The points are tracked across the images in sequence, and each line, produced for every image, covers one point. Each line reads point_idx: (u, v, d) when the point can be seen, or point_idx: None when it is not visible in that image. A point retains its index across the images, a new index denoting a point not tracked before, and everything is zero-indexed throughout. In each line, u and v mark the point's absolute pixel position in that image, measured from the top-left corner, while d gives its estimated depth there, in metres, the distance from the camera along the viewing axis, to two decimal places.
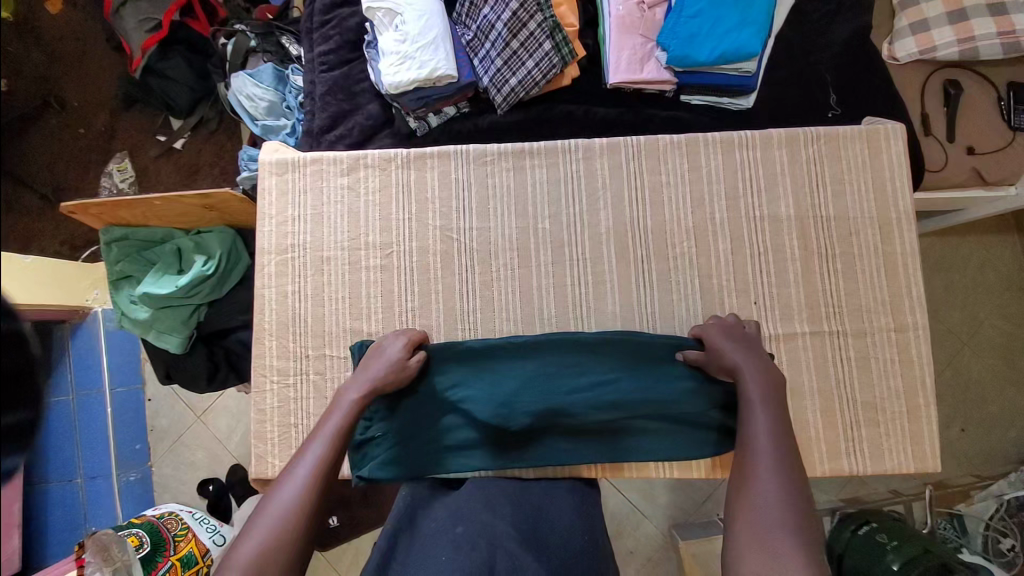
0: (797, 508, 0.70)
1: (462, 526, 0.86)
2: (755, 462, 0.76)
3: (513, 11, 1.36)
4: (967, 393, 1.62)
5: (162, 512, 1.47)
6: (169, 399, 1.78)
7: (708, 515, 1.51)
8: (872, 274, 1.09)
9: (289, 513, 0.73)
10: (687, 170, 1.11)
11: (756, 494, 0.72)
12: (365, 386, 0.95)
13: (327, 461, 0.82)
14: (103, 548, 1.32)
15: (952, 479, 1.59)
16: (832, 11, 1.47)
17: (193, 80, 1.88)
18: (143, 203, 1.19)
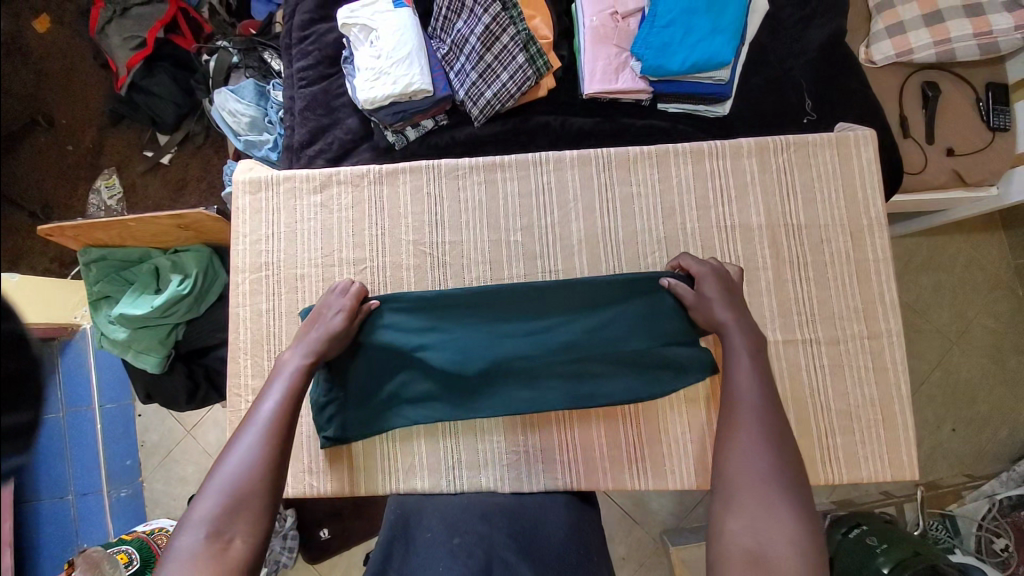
0: (781, 464, 0.77)
1: (458, 536, 0.91)
2: (741, 419, 0.82)
3: (486, 24, 1.36)
4: (957, 393, 1.61)
5: (151, 530, 1.53)
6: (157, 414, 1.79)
7: (698, 520, 1.50)
8: (844, 281, 1.08)
9: (247, 475, 0.77)
10: (658, 180, 1.10)
11: (743, 453, 0.79)
12: (308, 347, 0.97)
13: (282, 422, 0.85)
14: (94, 565, 1.31)
15: (944, 479, 1.57)
16: (806, 17, 1.47)
17: (179, 96, 1.89)
18: (118, 224, 1.19)
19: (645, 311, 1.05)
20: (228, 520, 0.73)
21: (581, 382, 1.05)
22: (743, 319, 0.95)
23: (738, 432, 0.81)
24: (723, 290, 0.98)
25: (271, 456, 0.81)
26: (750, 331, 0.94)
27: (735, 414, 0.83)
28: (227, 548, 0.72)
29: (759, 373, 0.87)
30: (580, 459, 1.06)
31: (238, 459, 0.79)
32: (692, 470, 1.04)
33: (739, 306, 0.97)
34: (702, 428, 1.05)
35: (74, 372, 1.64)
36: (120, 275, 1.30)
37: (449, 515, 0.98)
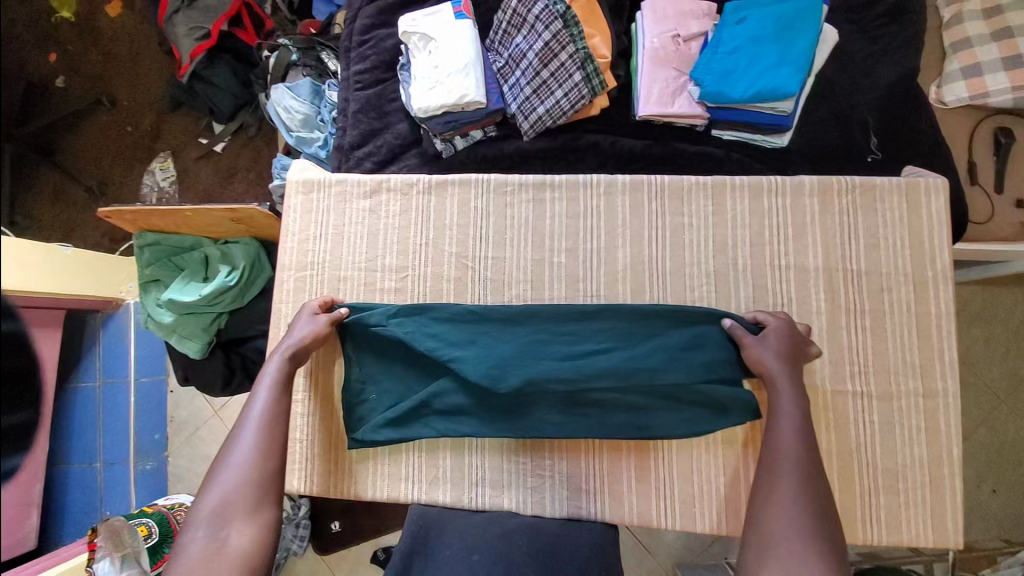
0: (815, 526, 0.77)
1: (478, 553, 0.91)
2: (778, 475, 0.82)
3: (545, 41, 1.35)
4: (1003, 454, 1.50)
5: (173, 504, 1.56)
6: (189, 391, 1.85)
7: (716, 558, 1.41)
8: (902, 334, 1.03)
9: (239, 478, 0.85)
10: (712, 212, 1.07)
11: (779, 509, 0.79)
12: (285, 350, 1.01)
13: (267, 425, 0.91)
14: (114, 534, 1.41)
15: (978, 543, 1.47)
16: (876, 52, 1.42)
17: (237, 88, 1.96)
18: (176, 213, 1.24)
19: (689, 342, 1.00)
20: (222, 521, 0.81)
21: (615, 413, 1.02)
22: (792, 370, 0.93)
23: (773, 489, 0.81)
24: (777, 339, 0.95)
25: (257, 459, 0.88)
26: (796, 383, 0.91)
27: (772, 471, 0.83)
28: (225, 545, 0.79)
29: (803, 432, 0.87)
30: (605, 491, 1.03)
31: (231, 464, 0.87)
32: (723, 516, 1.00)
33: (790, 356, 0.94)
34: (739, 473, 1.00)
35: (113, 345, 1.73)
36: (171, 260, 1.34)
37: (467, 531, 0.97)
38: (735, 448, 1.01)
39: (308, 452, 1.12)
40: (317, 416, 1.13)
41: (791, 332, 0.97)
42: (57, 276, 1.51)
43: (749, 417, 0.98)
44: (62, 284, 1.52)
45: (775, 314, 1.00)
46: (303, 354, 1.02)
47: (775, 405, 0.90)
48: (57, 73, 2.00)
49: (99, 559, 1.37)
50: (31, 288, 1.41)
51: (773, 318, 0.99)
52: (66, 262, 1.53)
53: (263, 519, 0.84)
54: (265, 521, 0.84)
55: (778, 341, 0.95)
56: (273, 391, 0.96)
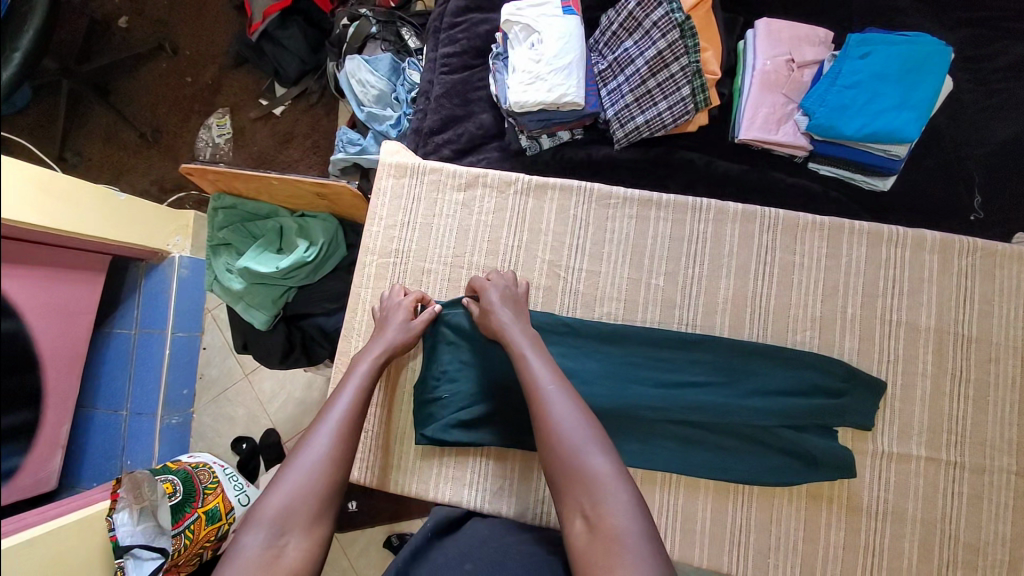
0: (587, 418, 0.77)
1: (470, 564, 0.84)
2: (535, 377, 0.83)
3: (659, 49, 1.30)
4: None
5: (197, 462, 1.49)
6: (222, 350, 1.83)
7: None
8: (1005, 409, 0.99)
9: (309, 483, 0.78)
10: (825, 255, 1.03)
11: (550, 403, 0.78)
12: (376, 351, 0.97)
13: (347, 431, 0.85)
14: (136, 485, 1.38)
15: None
16: (994, 106, 1.35)
17: (306, 53, 1.91)
18: (261, 179, 1.20)
19: (790, 386, 0.97)
20: (285, 527, 0.74)
21: (698, 450, 0.99)
22: (499, 300, 0.99)
23: (537, 386, 0.81)
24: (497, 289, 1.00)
25: (332, 466, 0.81)
26: (512, 309, 0.98)
27: (528, 373, 0.84)
28: (281, 555, 0.72)
29: (532, 344, 0.89)
30: (677, 529, 0.99)
31: (304, 464, 0.80)
32: (797, 571, 0.97)
33: (511, 301, 1.00)
34: (819, 530, 0.97)
35: (154, 298, 1.69)
36: (244, 225, 1.31)
37: (467, 543, 0.91)
38: (815, 501, 0.97)
39: (373, 443, 1.09)
40: (387, 410, 1.10)
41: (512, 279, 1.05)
42: (110, 218, 1.45)
43: (840, 474, 0.95)
44: (117, 229, 1.48)
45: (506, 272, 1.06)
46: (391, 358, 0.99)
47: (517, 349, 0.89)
48: (121, 12, 1.99)
49: (120, 509, 1.36)
50: (84, 232, 1.37)
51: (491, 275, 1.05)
52: (118, 205, 1.47)
53: (322, 535, 0.77)
54: (323, 537, 0.77)
55: (504, 283, 1.03)
56: (357, 394, 0.90)
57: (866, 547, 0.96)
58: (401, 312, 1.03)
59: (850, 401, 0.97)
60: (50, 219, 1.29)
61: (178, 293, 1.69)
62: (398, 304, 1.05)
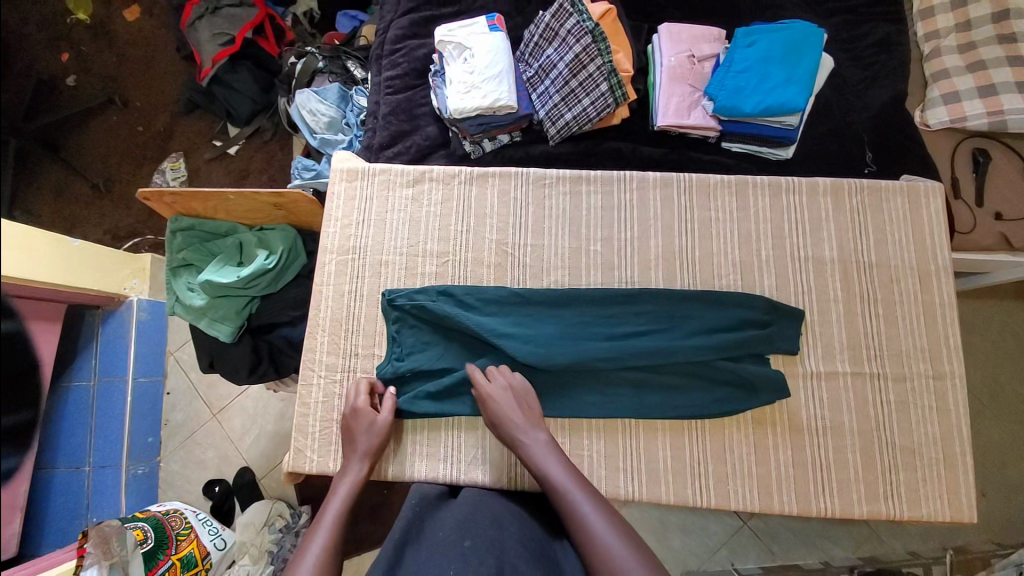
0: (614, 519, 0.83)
1: (470, 539, 0.84)
2: (559, 484, 0.88)
3: (575, 53, 1.46)
4: (988, 458, 1.64)
5: (168, 508, 1.44)
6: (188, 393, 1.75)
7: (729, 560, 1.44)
8: (912, 322, 1.11)
9: None
10: (737, 208, 1.17)
11: (577, 508, 0.84)
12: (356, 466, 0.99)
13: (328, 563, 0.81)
14: (104, 540, 1.29)
15: (973, 544, 1.56)
16: (868, 78, 1.57)
17: (256, 94, 1.98)
18: (218, 196, 1.27)
19: (724, 324, 1.08)
20: None
21: (651, 393, 1.07)
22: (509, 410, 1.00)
23: (562, 490, 0.87)
24: (500, 377, 1.04)
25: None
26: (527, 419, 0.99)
27: (549, 480, 0.89)
28: None
29: (549, 448, 0.94)
30: (642, 470, 1.06)
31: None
32: (755, 492, 1.04)
33: (514, 400, 1.01)
34: (768, 452, 1.05)
35: (111, 343, 1.64)
36: (203, 245, 1.36)
37: (460, 518, 0.92)
38: (762, 428, 1.06)
39: None
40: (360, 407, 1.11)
41: (512, 375, 1.05)
42: (63, 268, 1.43)
43: (776, 396, 1.05)
44: (73, 275, 1.46)
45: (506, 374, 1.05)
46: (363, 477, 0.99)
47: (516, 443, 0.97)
48: (68, 71, 2.02)
49: (87, 567, 1.25)
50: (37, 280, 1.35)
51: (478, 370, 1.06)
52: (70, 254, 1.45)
53: None
54: None
55: (506, 382, 1.03)
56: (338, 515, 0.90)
57: (810, 463, 1.05)
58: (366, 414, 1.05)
59: (777, 330, 1.08)
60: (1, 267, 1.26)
61: (137, 338, 1.65)
62: (357, 406, 1.05)
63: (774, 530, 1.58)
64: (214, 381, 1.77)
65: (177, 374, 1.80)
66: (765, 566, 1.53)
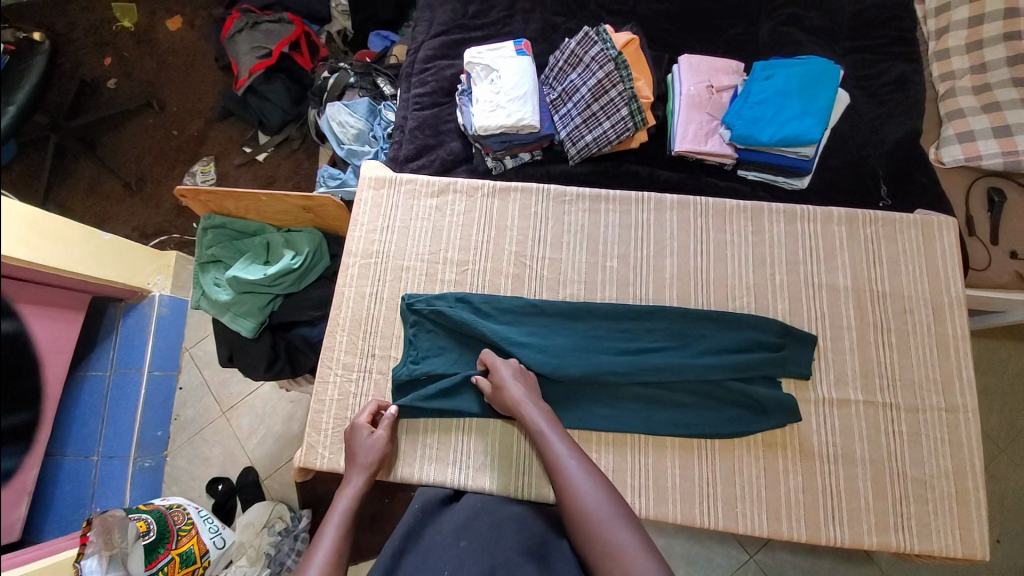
0: (607, 491, 0.84)
1: (464, 541, 0.87)
2: (557, 454, 0.90)
3: (598, 79, 1.52)
4: (1005, 503, 1.61)
5: (172, 503, 1.43)
6: (201, 389, 1.79)
7: None
8: (924, 353, 1.11)
9: None
10: (751, 232, 1.19)
11: (571, 479, 0.85)
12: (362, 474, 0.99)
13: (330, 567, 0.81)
14: (107, 530, 1.31)
15: None
16: (883, 114, 1.61)
17: (288, 104, 2.07)
18: (250, 197, 1.32)
19: (735, 345, 1.10)
20: None
21: (661, 410, 1.08)
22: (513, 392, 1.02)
23: (558, 460, 0.89)
24: (506, 363, 1.06)
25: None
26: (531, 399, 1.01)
27: (548, 450, 0.91)
28: None
29: (550, 422, 0.96)
30: (650, 486, 1.06)
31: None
32: (763, 517, 1.04)
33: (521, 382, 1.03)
34: (777, 475, 1.05)
35: (132, 335, 1.68)
36: (233, 243, 1.41)
37: (461, 520, 0.95)
38: (771, 451, 1.06)
39: None
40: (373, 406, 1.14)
41: (519, 364, 1.07)
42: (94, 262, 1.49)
43: (786, 419, 1.06)
44: (101, 267, 1.52)
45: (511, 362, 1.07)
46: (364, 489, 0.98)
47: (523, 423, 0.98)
48: (111, 75, 2.15)
49: (88, 555, 1.27)
50: (68, 268, 1.40)
51: (490, 356, 1.09)
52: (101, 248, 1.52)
53: None
54: None
55: (511, 368, 1.05)
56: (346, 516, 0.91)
57: (819, 489, 1.05)
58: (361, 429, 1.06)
59: (788, 353, 1.09)
60: (36, 254, 1.31)
61: (156, 332, 1.70)
62: (357, 423, 1.07)
63: (782, 567, 1.54)
64: (227, 379, 1.80)
65: (190, 370, 1.83)
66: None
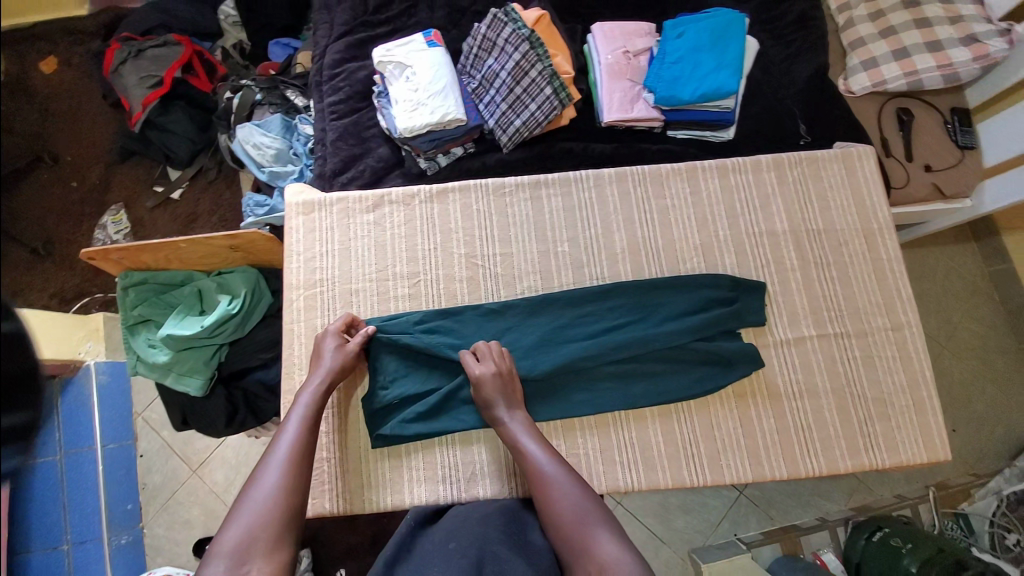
0: (585, 492, 0.86)
1: (454, 542, 0.87)
2: (536, 463, 0.90)
3: (515, 61, 1.49)
4: (954, 392, 1.80)
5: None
6: (164, 450, 1.66)
7: (725, 534, 1.63)
8: (863, 279, 1.17)
9: (266, 510, 0.79)
10: (690, 193, 1.21)
11: (550, 481, 0.87)
12: (318, 381, 1.00)
13: (297, 458, 0.87)
14: None
15: (952, 479, 1.72)
16: (792, 54, 1.67)
17: (194, 132, 1.90)
18: (168, 245, 1.21)
19: (693, 307, 1.13)
20: (244, 555, 0.73)
21: (638, 383, 1.10)
22: (493, 390, 1.01)
23: (539, 469, 0.89)
24: (494, 358, 1.04)
25: (286, 492, 0.82)
26: (506, 399, 1.01)
27: (529, 461, 0.91)
28: None
29: (529, 431, 0.96)
30: (638, 459, 1.08)
31: (256, 497, 0.80)
32: (746, 463, 1.08)
33: (500, 381, 1.02)
34: (752, 421, 1.10)
35: (73, 410, 1.51)
36: (160, 298, 1.30)
37: (451, 526, 0.94)
38: (745, 400, 1.10)
39: (337, 470, 1.08)
40: (342, 432, 1.10)
41: (500, 354, 1.05)
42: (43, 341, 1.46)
43: (751, 367, 1.10)
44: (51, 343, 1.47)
45: (487, 345, 1.06)
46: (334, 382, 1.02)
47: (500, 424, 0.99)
48: None
49: None
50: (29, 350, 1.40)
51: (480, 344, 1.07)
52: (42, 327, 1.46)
53: (284, 558, 0.76)
54: (286, 560, 0.76)
55: (494, 364, 1.03)
56: (306, 422, 0.93)
57: (794, 426, 1.10)
58: (332, 343, 1.06)
59: (742, 305, 1.13)
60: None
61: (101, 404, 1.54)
62: (332, 330, 1.07)
63: (768, 496, 1.68)
64: (191, 436, 1.66)
65: (148, 434, 1.68)
66: (765, 530, 1.62)
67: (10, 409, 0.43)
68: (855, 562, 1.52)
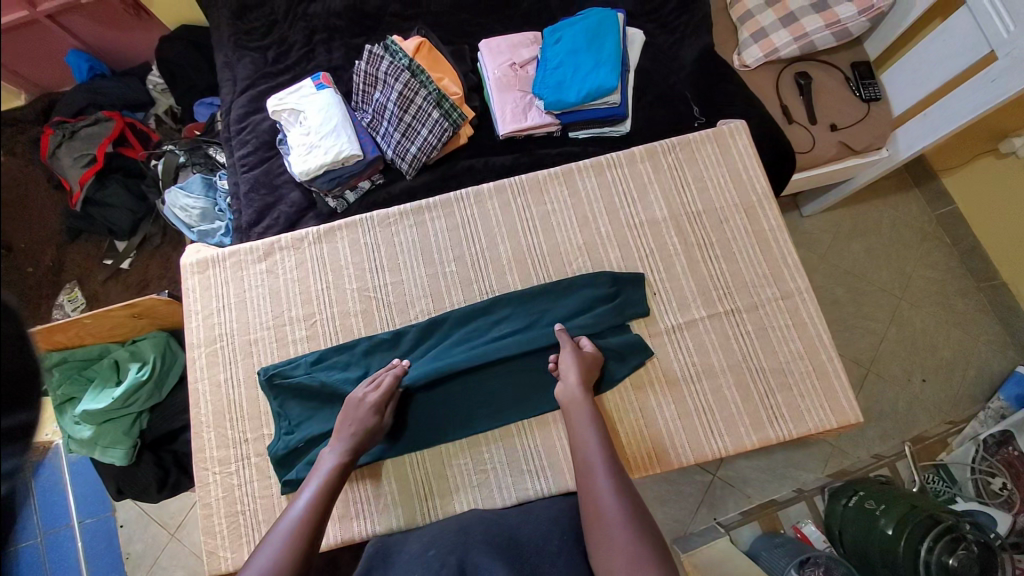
0: (652, 550, 0.80)
1: (434, 549, 0.89)
2: (607, 500, 0.86)
3: (399, 91, 1.53)
4: (921, 344, 1.75)
5: None
6: (141, 516, 1.56)
7: (706, 520, 1.60)
8: (747, 252, 1.18)
9: (279, 557, 0.79)
10: (568, 195, 1.23)
11: (617, 529, 0.82)
12: (345, 438, 1.00)
13: (305, 523, 0.85)
14: None
15: (928, 430, 1.67)
16: (677, 40, 1.70)
17: (133, 203, 1.86)
18: (74, 324, 1.24)
19: (579, 307, 1.15)
20: None
21: (534, 390, 1.12)
22: (581, 404, 1.00)
23: (608, 509, 0.85)
24: (581, 360, 1.06)
25: (295, 541, 0.82)
26: (591, 415, 0.98)
27: (597, 495, 0.87)
28: None
29: (608, 459, 0.91)
30: (545, 466, 1.08)
31: (272, 542, 0.81)
32: (653, 455, 1.08)
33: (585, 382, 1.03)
34: (654, 412, 1.10)
35: (48, 492, 1.54)
36: (81, 373, 1.33)
37: (428, 536, 0.95)
38: (643, 391, 1.11)
39: (254, 519, 1.09)
40: (381, 479, 1.09)
41: (591, 358, 1.07)
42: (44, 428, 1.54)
43: (640, 357, 1.11)
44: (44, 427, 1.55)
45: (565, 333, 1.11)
46: (364, 438, 1.01)
47: (581, 445, 0.95)
48: None
49: None
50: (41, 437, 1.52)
51: (561, 332, 1.10)
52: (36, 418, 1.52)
53: None
54: None
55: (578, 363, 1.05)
56: (327, 479, 0.94)
57: (694, 409, 1.10)
58: (370, 391, 1.06)
59: (623, 299, 1.15)
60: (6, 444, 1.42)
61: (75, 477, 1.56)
62: (376, 378, 1.08)
63: (744, 474, 1.63)
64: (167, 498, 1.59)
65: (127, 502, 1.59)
66: (744, 510, 1.58)
67: (12, 407, 0.38)
68: (836, 529, 1.46)
